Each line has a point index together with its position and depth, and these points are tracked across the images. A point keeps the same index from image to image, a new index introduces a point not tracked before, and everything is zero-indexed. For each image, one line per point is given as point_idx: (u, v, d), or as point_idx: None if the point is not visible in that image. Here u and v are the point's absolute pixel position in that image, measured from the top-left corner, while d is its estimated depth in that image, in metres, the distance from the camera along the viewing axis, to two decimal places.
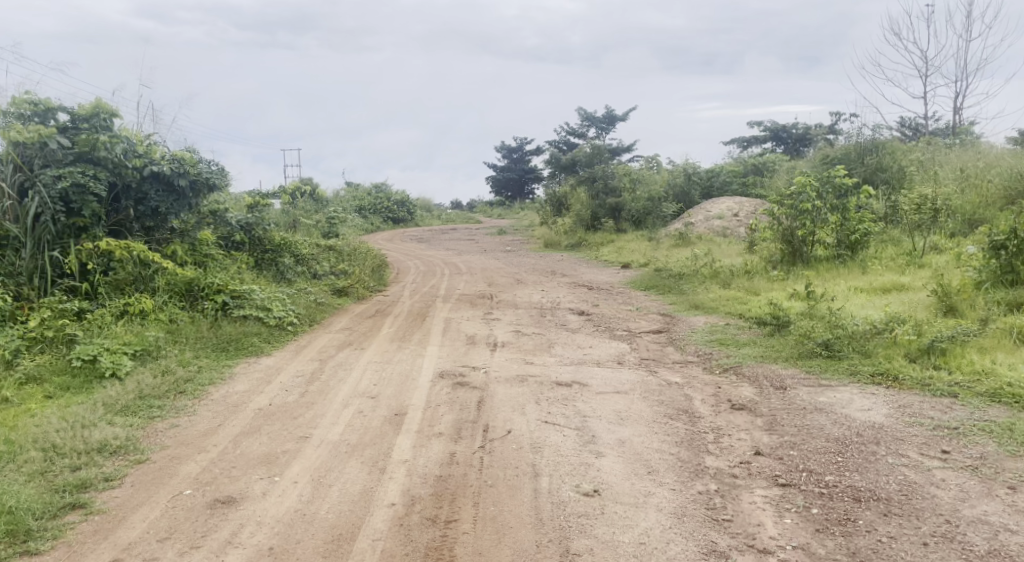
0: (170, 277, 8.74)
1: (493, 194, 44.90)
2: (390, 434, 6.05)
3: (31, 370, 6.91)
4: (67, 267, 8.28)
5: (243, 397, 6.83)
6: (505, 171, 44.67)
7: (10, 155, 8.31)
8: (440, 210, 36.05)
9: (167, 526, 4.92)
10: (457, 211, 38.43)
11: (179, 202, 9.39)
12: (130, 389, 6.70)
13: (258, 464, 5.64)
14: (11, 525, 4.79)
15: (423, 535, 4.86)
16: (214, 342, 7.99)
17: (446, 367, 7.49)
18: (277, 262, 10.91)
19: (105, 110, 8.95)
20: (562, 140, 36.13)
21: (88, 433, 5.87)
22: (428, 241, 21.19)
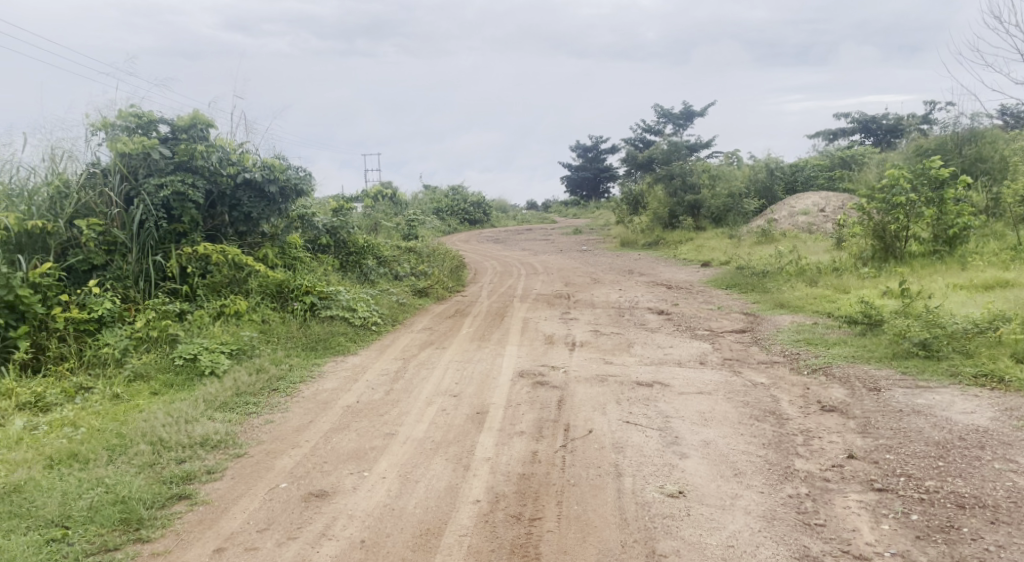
0: (262, 279, 9.05)
1: (569, 193, 45.06)
2: (472, 432, 6.11)
3: (138, 367, 7.25)
4: (169, 271, 8.63)
5: (332, 394, 7.01)
6: (579, 171, 44.46)
7: (117, 165, 8.72)
8: (515, 210, 36.21)
9: (266, 517, 5.09)
10: (532, 211, 38.58)
11: (270, 208, 9.70)
12: (228, 386, 6.96)
13: (348, 460, 5.78)
14: (125, 513, 5.02)
15: (508, 532, 4.90)
16: (304, 341, 8.22)
17: (525, 366, 7.52)
18: (360, 265, 11.19)
19: (202, 121, 9.30)
20: (639, 138, 35.84)
21: (191, 428, 6.12)
22: (505, 241, 21.36)
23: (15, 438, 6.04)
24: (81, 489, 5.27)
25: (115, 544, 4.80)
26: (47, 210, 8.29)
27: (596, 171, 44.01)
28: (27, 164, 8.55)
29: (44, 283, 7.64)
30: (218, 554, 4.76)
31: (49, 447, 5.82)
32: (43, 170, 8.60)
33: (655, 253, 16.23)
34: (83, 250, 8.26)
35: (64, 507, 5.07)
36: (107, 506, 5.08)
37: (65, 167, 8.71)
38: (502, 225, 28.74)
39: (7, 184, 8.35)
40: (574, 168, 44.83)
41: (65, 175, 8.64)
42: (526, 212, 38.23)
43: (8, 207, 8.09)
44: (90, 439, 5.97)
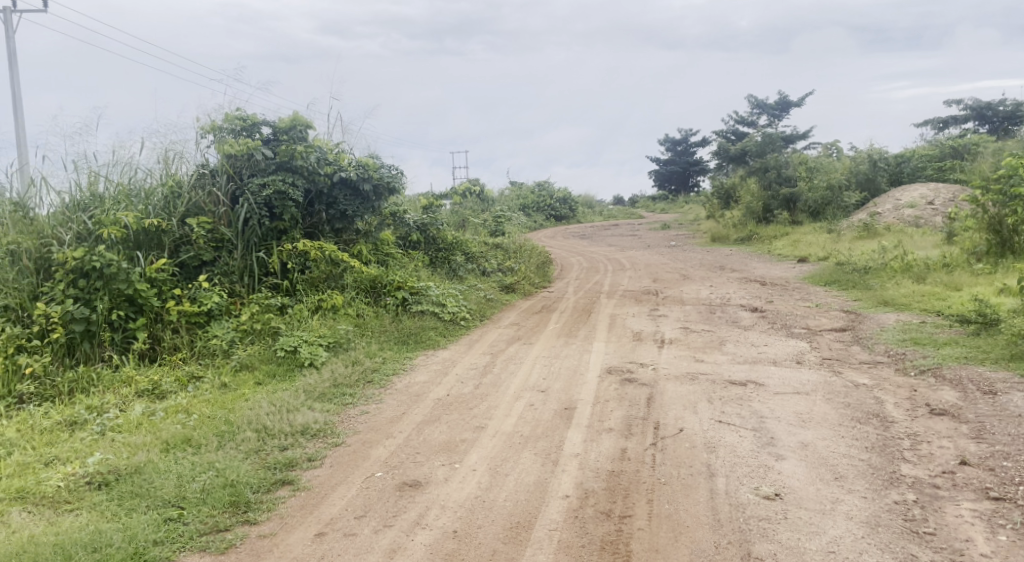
0: (357, 274, 9.21)
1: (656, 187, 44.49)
2: (561, 427, 6.07)
3: (243, 358, 7.51)
4: (271, 266, 8.90)
5: (423, 387, 7.09)
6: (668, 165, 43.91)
7: (223, 167, 9.06)
8: (600, 205, 35.95)
9: (362, 504, 5.18)
10: (618, 206, 38.24)
11: (364, 206, 9.88)
12: (326, 378, 7.13)
13: (439, 452, 5.82)
14: (233, 496, 5.19)
15: (598, 529, 4.84)
16: (396, 335, 8.33)
17: (613, 363, 7.42)
18: (449, 261, 11.30)
19: (302, 122, 9.54)
20: (732, 129, 35.02)
21: (292, 416, 6.29)
22: (592, 237, 21.17)
23: (134, 422, 6.33)
24: (194, 472, 5.46)
25: (225, 525, 4.95)
26: (162, 209, 8.66)
27: (685, 164, 43.26)
28: (143, 165, 8.96)
29: (159, 278, 8.00)
30: (318, 538, 4.86)
31: (165, 432, 6.07)
32: (158, 172, 9.00)
33: (748, 248, 15.84)
34: (193, 247, 8.60)
35: (179, 488, 5.25)
36: (218, 489, 5.26)
37: (177, 169, 9.09)
38: (590, 220, 28.53)
39: (125, 184, 8.77)
40: (662, 161, 44.04)
41: (177, 176, 9.02)
42: (614, 207, 37.85)
43: (127, 205, 8.49)
44: (201, 425, 6.20)
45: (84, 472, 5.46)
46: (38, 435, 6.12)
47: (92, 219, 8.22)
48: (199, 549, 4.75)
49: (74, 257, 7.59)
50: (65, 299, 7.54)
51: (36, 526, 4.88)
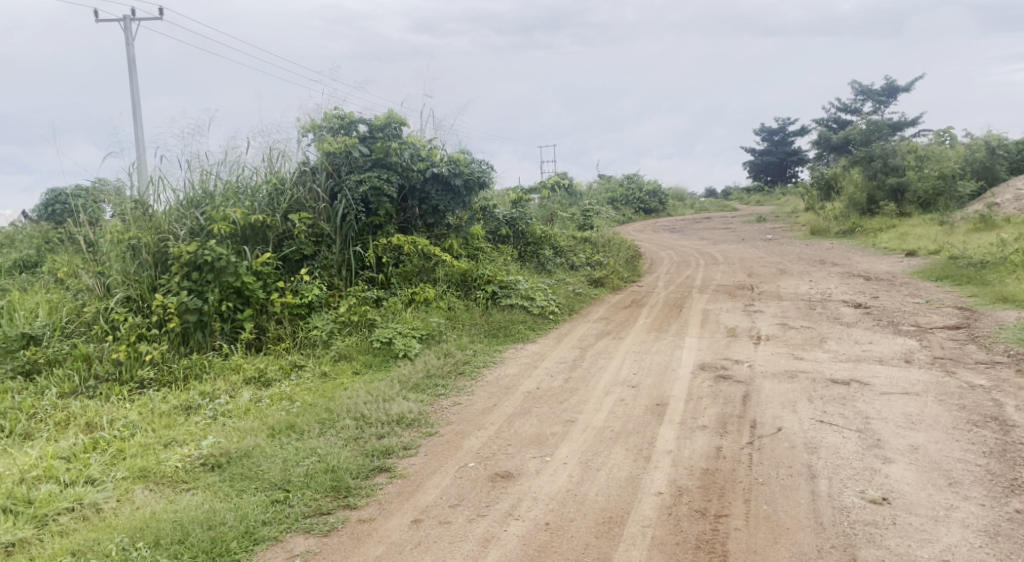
0: (448, 268, 9.33)
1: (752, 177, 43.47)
2: (653, 423, 5.98)
3: (341, 349, 7.71)
4: (367, 259, 9.10)
5: (513, 379, 7.12)
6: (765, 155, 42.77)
7: (323, 164, 9.31)
8: (692, 198, 35.30)
9: (457, 493, 5.24)
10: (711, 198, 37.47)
11: (456, 200, 9.96)
12: (420, 368, 7.25)
13: (530, 444, 5.82)
14: (334, 481, 5.33)
15: (693, 527, 4.74)
16: (487, 328, 8.40)
17: (707, 359, 7.27)
18: (538, 255, 11.31)
19: (396, 120, 9.72)
20: (834, 117, 33.92)
21: (388, 406, 6.41)
22: (682, 230, 20.84)
23: (243, 408, 6.57)
24: (298, 457, 5.62)
25: (328, 509, 5.08)
26: (267, 204, 8.97)
27: (783, 155, 42.07)
28: (250, 164, 9.30)
29: (265, 271, 8.28)
30: (414, 525, 4.93)
31: (271, 418, 6.28)
32: (263, 170, 9.32)
33: (852, 242, 15.27)
34: (295, 241, 8.87)
35: (285, 472, 5.42)
36: (320, 473, 5.41)
37: (281, 166, 9.40)
38: (681, 213, 28.08)
39: (233, 182, 9.11)
40: (760, 152, 42.95)
41: (281, 173, 9.32)
42: (706, 199, 37.18)
43: (235, 202, 8.83)
44: (303, 412, 6.38)
45: (199, 454, 5.68)
46: (156, 418, 6.42)
47: (204, 215, 8.58)
48: (303, 531, 4.88)
49: (188, 251, 7.95)
50: (180, 290, 7.89)
51: (157, 503, 5.05)
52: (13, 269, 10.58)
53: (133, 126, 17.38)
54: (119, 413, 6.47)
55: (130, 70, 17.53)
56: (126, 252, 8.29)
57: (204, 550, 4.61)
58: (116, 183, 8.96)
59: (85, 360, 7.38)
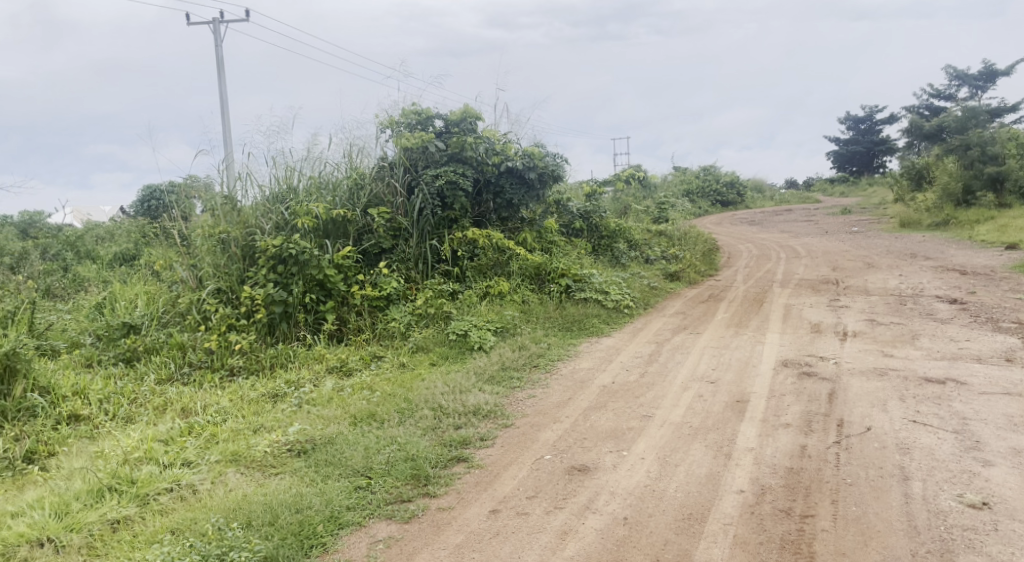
0: (522, 262, 9.42)
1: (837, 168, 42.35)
2: (733, 420, 5.94)
3: (419, 340, 7.89)
4: (443, 253, 9.26)
5: (588, 373, 7.17)
6: (851, 145, 41.61)
7: (401, 159, 9.52)
8: (772, 189, 34.56)
9: (533, 485, 5.33)
10: (793, 189, 36.60)
11: (529, 194, 10.03)
12: (495, 360, 7.36)
13: (607, 438, 5.87)
14: (414, 469, 5.48)
15: (777, 526, 4.72)
16: (561, 321, 8.46)
17: (789, 356, 7.16)
18: (612, 248, 11.30)
19: (472, 114, 9.85)
20: (926, 103, 32.72)
21: (465, 397, 6.55)
22: (761, 223, 20.47)
23: (327, 397, 6.80)
24: (379, 445, 5.80)
25: (408, 496, 5.23)
26: (347, 200, 9.22)
27: (871, 145, 40.73)
28: (332, 160, 9.57)
29: (346, 264, 8.52)
30: (493, 515, 5.04)
31: (353, 407, 6.48)
32: (344, 166, 9.58)
33: (947, 234, 14.74)
34: (374, 235, 9.09)
35: (367, 459, 5.60)
36: (401, 461, 5.57)
37: (361, 162, 9.64)
38: (760, 204, 27.54)
39: (316, 177, 9.39)
40: (846, 141, 41.83)
41: (360, 169, 9.56)
42: (787, 191, 36.39)
43: (317, 198, 9.10)
44: (383, 402, 6.57)
45: (286, 440, 5.92)
46: (246, 405, 6.70)
47: (288, 210, 8.88)
48: (386, 517, 5.04)
49: (274, 244, 8.24)
50: (267, 283, 8.20)
51: (248, 486, 5.29)
52: (113, 262, 11.15)
53: (221, 124, 18.04)
54: (212, 399, 6.78)
55: (219, 70, 18.17)
56: (217, 246, 8.66)
57: (293, 532, 4.80)
58: (206, 179, 9.36)
59: (180, 348, 7.74)
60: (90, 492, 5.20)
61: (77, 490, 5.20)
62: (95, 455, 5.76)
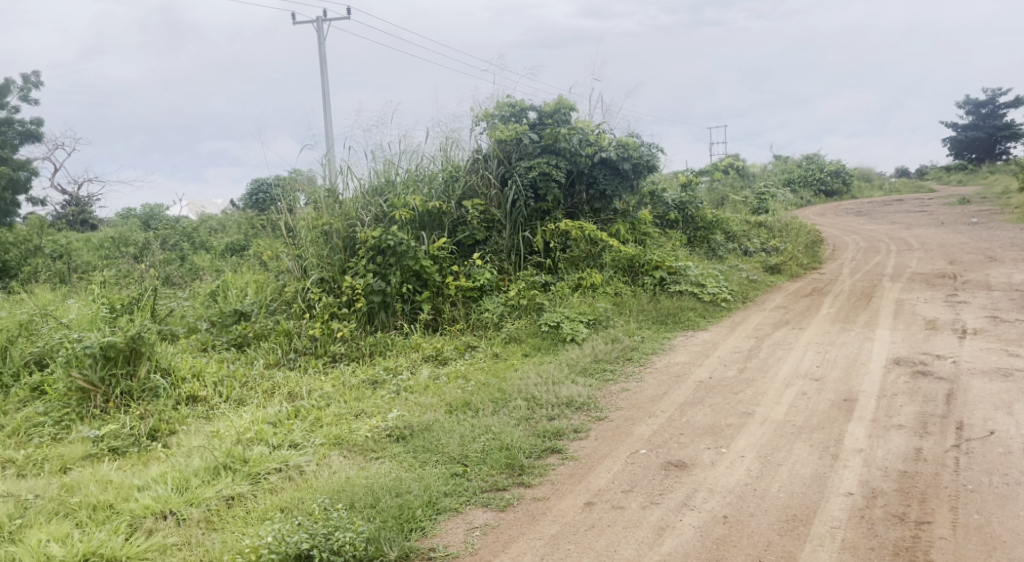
0: (615, 254, 9.34)
1: (953, 155, 40.35)
2: (840, 420, 5.74)
3: (512, 331, 7.94)
4: (536, 245, 9.28)
5: (683, 367, 7.06)
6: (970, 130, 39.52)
7: (494, 151, 9.58)
8: (882, 179, 33.15)
9: (629, 479, 5.28)
10: (905, 178, 35.00)
11: (623, 184, 9.92)
12: (588, 352, 7.33)
13: (705, 434, 5.76)
14: (509, 458, 5.50)
15: (889, 532, 4.55)
16: (655, 314, 8.35)
17: (902, 353, 6.87)
18: (709, 240, 11.09)
19: (566, 105, 9.81)
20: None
21: (558, 388, 6.54)
22: (869, 215, 19.68)
23: (423, 384, 6.91)
24: (474, 433, 5.85)
25: (503, 485, 5.26)
26: (442, 192, 9.33)
27: (992, 130, 38.58)
28: (428, 153, 9.70)
29: (441, 255, 8.63)
30: (588, 507, 5.02)
31: (448, 395, 6.57)
32: (439, 159, 9.70)
33: None
34: (469, 227, 9.18)
35: (462, 447, 5.66)
36: (495, 450, 5.60)
37: (455, 155, 9.74)
38: (868, 193, 26.47)
39: (413, 170, 9.54)
40: (964, 126, 39.74)
41: (455, 161, 9.66)
42: (896, 180, 34.89)
43: (414, 190, 9.25)
44: (477, 391, 6.62)
45: (386, 426, 6.04)
46: (347, 390, 6.87)
47: (387, 202, 9.07)
48: (482, 504, 5.09)
49: (373, 236, 8.42)
50: (366, 273, 8.37)
51: (350, 469, 5.43)
52: (225, 253, 11.61)
53: (323, 118, 18.51)
54: (316, 385, 6.98)
55: (322, 66, 18.64)
56: (320, 236, 8.90)
57: (393, 515, 4.88)
58: (309, 173, 9.65)
59: (286, 335, 8.00)
60: (207, 469, 5.43)
61: (195, 467, 5.43)
62: (211, 435, 6.02)
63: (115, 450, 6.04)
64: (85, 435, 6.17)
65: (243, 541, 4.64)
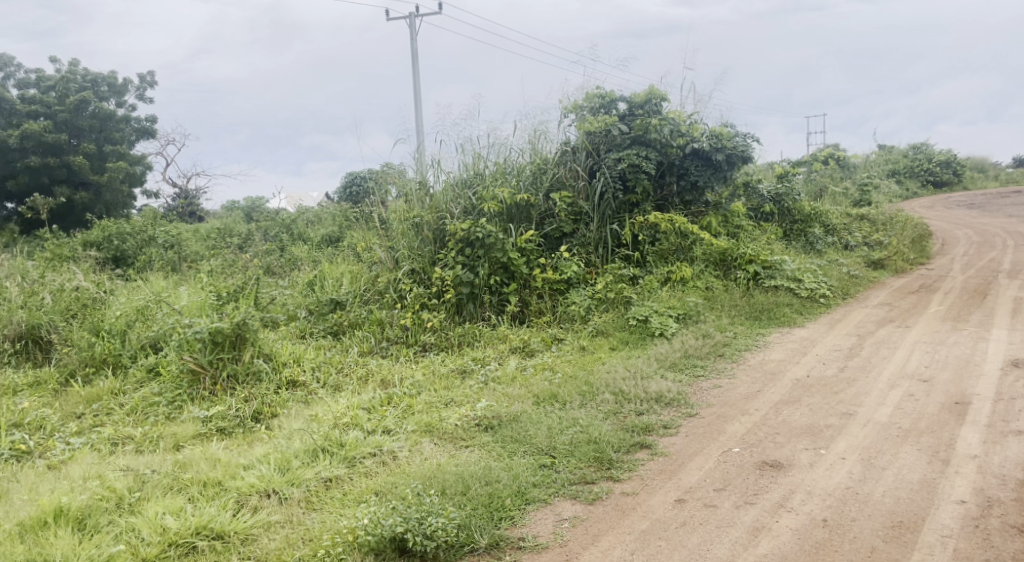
0: (707, 247, 9.11)
1: None
2: (951, 424, 5.46)
3: (599, 324, 7.87)
4: (624, 238, 9.16)
5: (779, 365, 6.85)
6: None
7: (583, 143, 9.50)
8: (995, 169, 31.49)
9: (721, 478, 5.14)
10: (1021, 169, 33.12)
11: (716, 176, 9.58)
12: (677, 348, 7.17)
13: (802, 435, 5.56)
14: (597, 452, 5.43)
15: (1007, 544, 4.31)
16: (749, 309, 8.13)
17: (1020, 355, 6.48)
18: (806, 234, 10.74)
19: (657, 96, 9.62)
20: None
21: (647, 383, 6.42)
22: (982, 207, 18.73)
23: (510, 375, 6.91)
24: (562, 426, 5.80)
25: (591, 478, 5.20)
26: (530, 184, 9.29)
27: None
28: (516, 145, 9.69)
29: (528, 248, 8.62)
30: (679, 504, 4.91)
31: (536, 387, 6.54)
32: (528, 152, 9.68)
33: None
34: (556, 220, 9.14)
35: (550, 439, 5.61)
36: (583, 443, 5.54)
37: (543, 147, 9.71)
38: (981, 183, 25.17)
39: (501, 163, 9.56)
40: None
41: (543, 154, 9.62)
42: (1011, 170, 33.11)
43: (502, 182, 9.26)
44: (564, 383, 6.58)
45: (475, 415, 6.06)
46: (437, 379, 6.92)
47: (475, 195, 9.11)
48: (571, 496, 5.04)
49: (461, 228, 8.45)
50: (455, 264, 8.42)
51: (441, 456, 5.46)
52: (321, 244, 11.90)
53: (417, 111, 18.75)
54: (407, 373, 7.07)
55: (415, 59, 18.87)
56: (411, 228, 9.05)
57: (483, 503, 4.89)
58: (400, 166, 9.77)
59: (379, 324, 8.12)
60: (307, 451, 5.55)
61: (296, 449, 5.56)
62: (310, 418, 6.16)
63: (222, 430, 6.25)
64: (196, 415, 6.41)
65: (341, 522, 4.72)
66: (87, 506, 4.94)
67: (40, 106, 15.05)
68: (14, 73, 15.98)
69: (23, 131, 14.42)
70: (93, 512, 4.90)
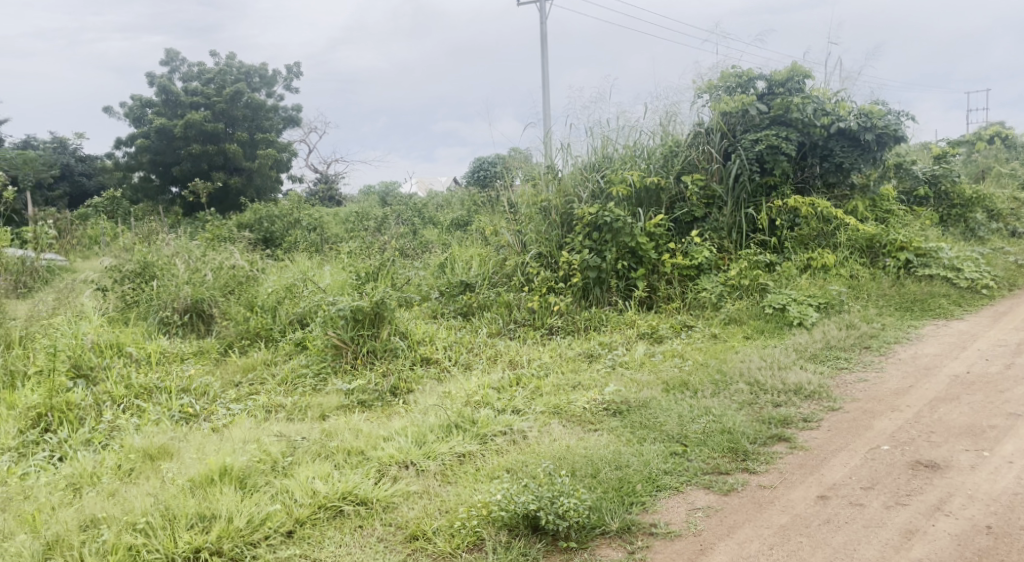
0: (852, 232, 8.58)
1: None
2: None
3: (731, 312, 7.56)
4: (760, 223, 8.76)
5: (933, 360, 6.35)
6: None
7: (719, 124, 9.12)
8: None
9: (869, 476, 4.81)
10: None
11: (864, 156, 9.02)
12: (818, 338, 6.78)
13: (962, 435, 5.13)
14: (732, 443, 5.19)
15: None
16: (898, 300, 7.61)
17: None
18: (967, 219, 9.96)
19: (801, 73, 9.10)
20: None
21: (784, 374, 6.10)
22: None
23: (638, 361, 6.74)
24: (694, 414, 5.58)
25: (726, 469, 4.97)
26: (661, 167, 9.04)
27: None
28: (647, 128, 9.47)
29: (657, 232, 8.38)
30: (821, 501, 4.63)
31: (665, 373, 6.35)
32: (658, 134, 9.42)
33: None
34: (688, 203, 8.87)
35: (682, 427, 5.42)
36: (716, 433, 5.31)
37: (674, 130, 9.44)
38: None
39: (631, 146, 9.35)
40: None
41: (676, 136, 9.34)
42: None
43: (632, 165, 9.07)
44: (695, 371, 6.35)
45: (603, 399, 5.93)
46: (565, 362, 6.84)
47: (604, 179, 8.95)
48: (704, 486, 4.84)
49: (590, 212, 8.33)
50: (582, 248, 8.31)
51: (571, 438, 5.37)
52: (451, 227, 12.01)
53: (547, 93, 18.60)
54: (535, 355, 7.02)
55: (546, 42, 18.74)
56: (538, 213, 8.99)
57: (613, 487, 4.76)
58: (526, 152, 9.79)
59: (507, 306, 8.11)
60: (441, 427, 5.57)
61: (431, 424, 5.60)
62: (443, 395, 6.21)
63: (363, 403, 6.38)
64: (339, 387, 6.58)
65: (475, 497, 4.72)
66: (247, 467, 5.11)
67: (201, 97, 15.93)
68: (179, 66, 16.99)
69: (187, 120, 15.38)
70: (252, 473, 5.07)
